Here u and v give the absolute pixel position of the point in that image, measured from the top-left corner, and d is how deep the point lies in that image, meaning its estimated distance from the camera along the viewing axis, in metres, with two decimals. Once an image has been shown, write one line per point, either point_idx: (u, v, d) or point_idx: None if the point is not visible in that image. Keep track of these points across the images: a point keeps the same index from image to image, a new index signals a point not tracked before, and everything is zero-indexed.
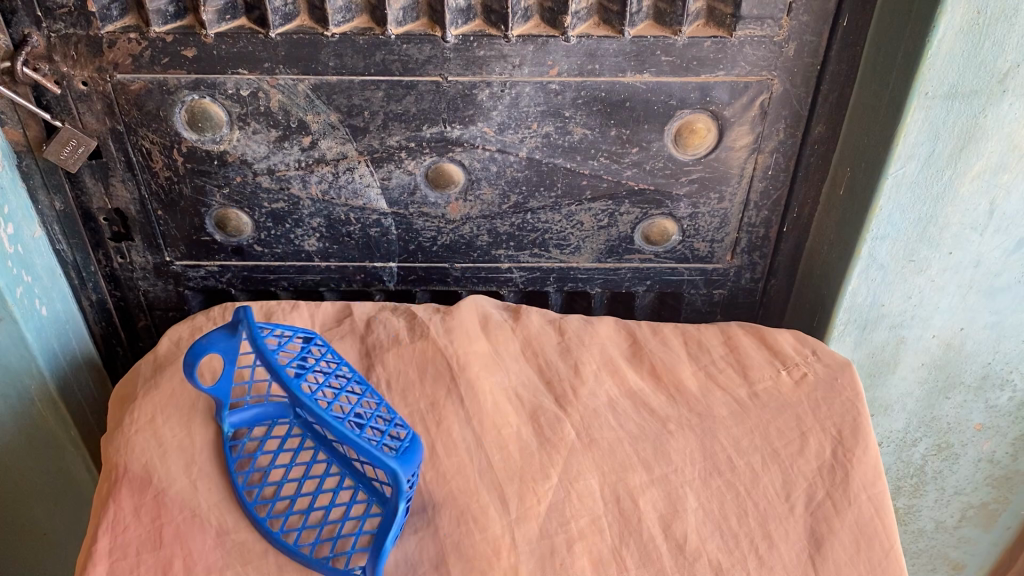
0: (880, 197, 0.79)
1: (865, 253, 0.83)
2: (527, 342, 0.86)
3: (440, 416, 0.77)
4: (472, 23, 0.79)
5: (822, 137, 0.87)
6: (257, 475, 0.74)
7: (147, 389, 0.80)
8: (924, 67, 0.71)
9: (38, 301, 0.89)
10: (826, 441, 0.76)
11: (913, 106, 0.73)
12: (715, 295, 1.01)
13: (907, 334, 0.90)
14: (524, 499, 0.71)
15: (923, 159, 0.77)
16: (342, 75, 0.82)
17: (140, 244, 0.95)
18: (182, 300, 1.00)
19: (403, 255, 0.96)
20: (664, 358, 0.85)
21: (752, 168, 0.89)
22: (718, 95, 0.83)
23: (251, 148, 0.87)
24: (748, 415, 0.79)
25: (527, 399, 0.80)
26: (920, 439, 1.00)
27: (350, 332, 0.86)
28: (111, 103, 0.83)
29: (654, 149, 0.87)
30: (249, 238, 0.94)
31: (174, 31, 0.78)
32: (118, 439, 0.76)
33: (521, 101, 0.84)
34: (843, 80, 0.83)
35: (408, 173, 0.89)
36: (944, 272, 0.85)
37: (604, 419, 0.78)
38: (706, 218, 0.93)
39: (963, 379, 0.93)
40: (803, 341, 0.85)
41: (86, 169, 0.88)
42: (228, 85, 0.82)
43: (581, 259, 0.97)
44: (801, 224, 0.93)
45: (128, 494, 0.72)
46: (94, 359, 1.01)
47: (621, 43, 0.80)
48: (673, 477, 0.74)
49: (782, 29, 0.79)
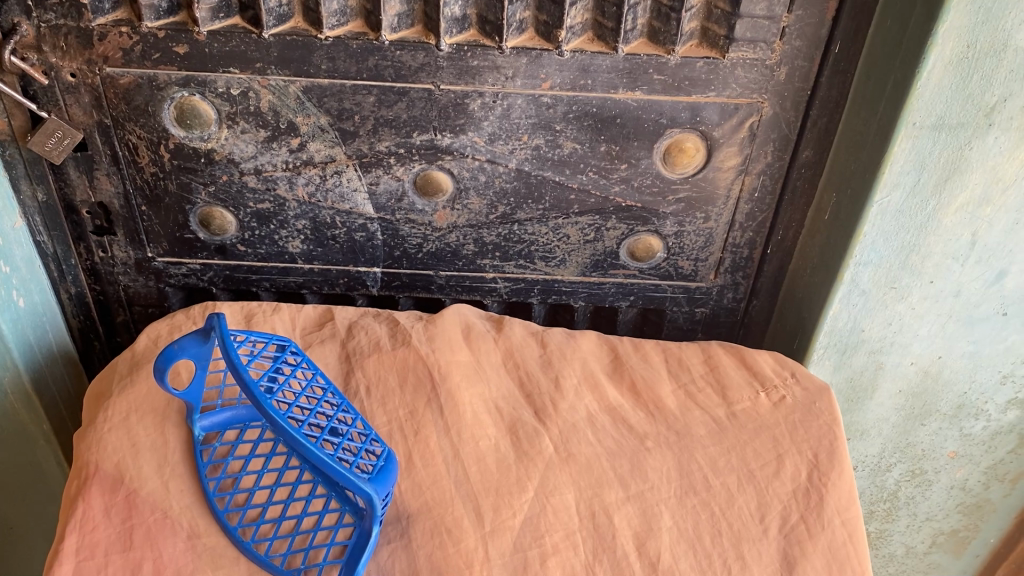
0: (865, 224, 0.80)
1: (848, 278, 0.84)
2: (508, 353, 0.86)
3: (419, 426, 0.77)
4: (467, 33, 0.80)
5: (810, 161, 0.87)
6: (228, 481, 0.73)
7: (123, 386, 0.79)
8: (913, 97, 0.72)
9: (16, 293, 0.89)
10: (801, 464, 0.76)
11: (900, 135, 0.74)
12: (697, 313, 1.01)
13: (885, 360, 0.90)
14: (499, 512, 0.71)
15: (908, 189, 0.78)
16: (334, 79, 0.81)
17: (122, 239, 0.94)
18: (162, 297, 0.99)
19: (387, 261, 0.96)
20: (644, 374, 0.85)
21: (739, 189, 0.90)
22: (709, 115, 0.84)
23: (239, 147, 0.86)
24: (725, 435, 0.79)
25: (507, 412, 0.80)
26: (894, 465, 1.01)
27: (331, 336, 0.86)
28: (99, 96, 0.82)
29: (643, 166, 0.87)
30: (233, 237, 0.93)
31: (167, 26, 0.78)
32: (90, 437, 0.75)
33: (513, 113, 0.84)
34: (833, 105, 0.83)
35: (396, 179, 0.89)
36: (924, 301, 0.85)
37: (583, 434, 0.78)
38: (691, 236, 0.93)
39: (939, 408, 0.94)
40: (782, 363, 0.86)
41: (71, 161, 0.87)
42: (219, 83, 0.81)
43: (565, 271, 0.97)
44: (784, 247, 0.94)
45: (99, 493, 0.71)
46: (70, 352, 1.00)
47: (615, 60, 0.80)
48: (649, 495, 0.74)
49: (775, 53, 0.80)
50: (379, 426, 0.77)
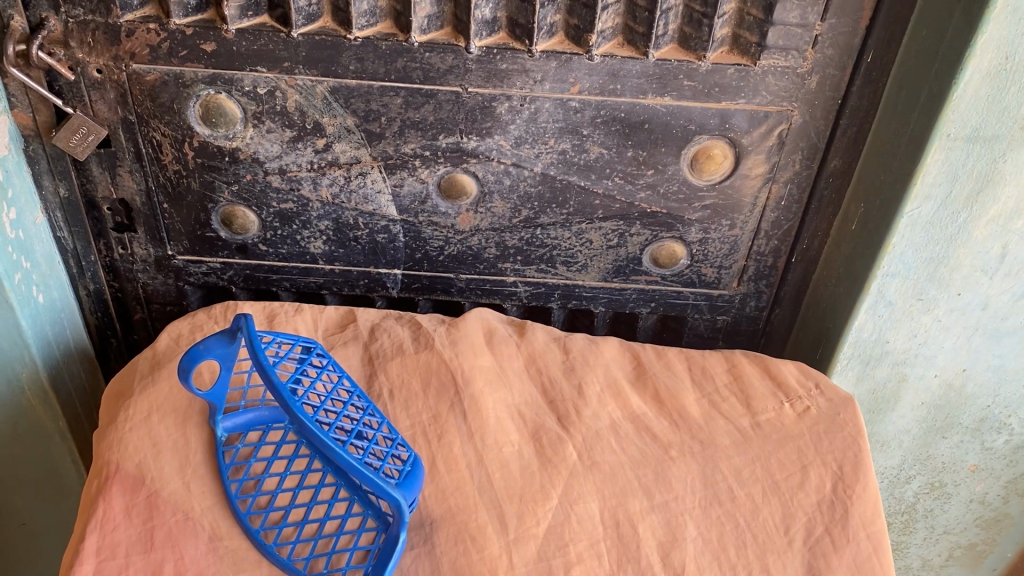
0: (894, 235, 0.79)
1: (875, 289, 0.83)
2: (531, 359, 0.85)
3: (442, 430, 0.77)
4: (496, 35, 0.79)
5: (838, 170, 0.86)
6: (250, 483, 0.72)
7: (144, 385, 0.79)
8: (948, 108, 0.71)
9: (36, 289, 0.88)
10: (826, 476, 0.75)
11: (934, 146, 0.73)
12: (718, 321, 1.00)
13: (909, 372, 0.90)
14: (523, 519, 0.71)
15: (940, 201, 0.77)
16: (362, 80, 0.81)
17: (143, 236, 0.93)
18: (181, 295, 0.99)
19: (408, 263, 0.95)
20: (667, 383, 0.84)
21: (765, 198, 0.89)
22: (738, 122, 0.83)
23: (264, 147, 0.85)
24: (750, 446, 0.78)
25: (530, 418, 0.79)
26: (914, 477, 1.00)
27: (353, 338, 0.85)
28: (124, 93, 0.81)
29: (669, 172, 0.87)
30: (255, 237, 0.93)
31: (195, 24, 0.77)
32: (111, 436, 0.75)
33: (540, 117, 0.83)
34: (863, 115, 0.82)
35: (420, 182, 0.88)
36: (951, 313, 0.85)
37: (607, 442, 0.78)
38: (716, 243, 0.93)
39: (961, 421, 0.94)
40: (806, 373, 0.85)
41: (94, 157, 0.86)
42: (246, 82, 0.81)
43: (587, 277, 0.96)
44: (809, 256, 0.93)
45: (119, 493, 0.70)
46: (87, 349, 1.00)
47: (645, 65, 0.80)
48: (673, 505, 0.73)
49: (807, 62, 0.79)
50: (403, 429, 0.77)
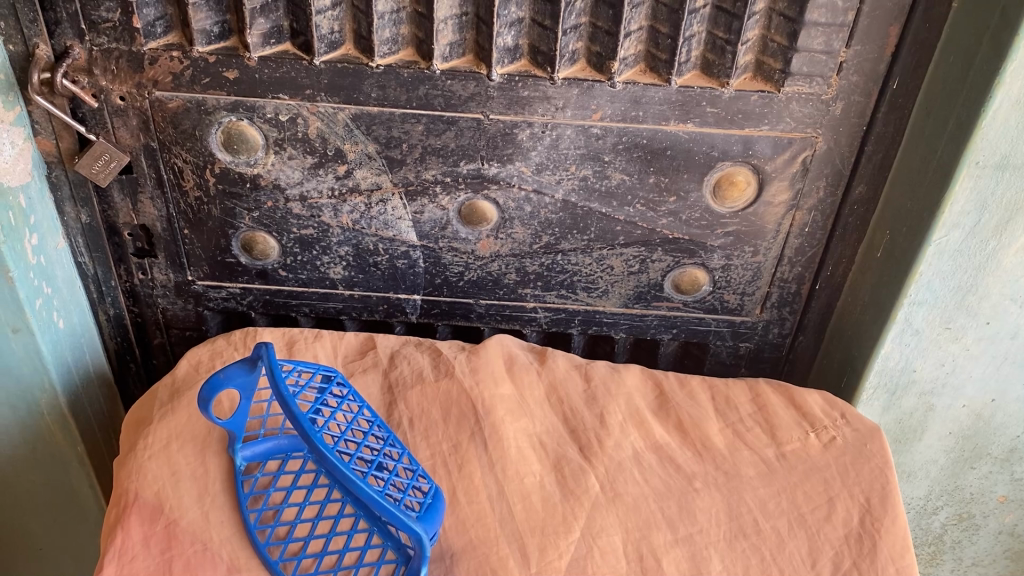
0: (921, 263, 0.78)
1: (901, 318, 0.82)
2: (552, 387, 0.84)
3: (463, 461, 0.76)
4: (518, 63, 0.79)
5: (863, 197, 0.85)
6: (270, 513, 0.71)
7: (164, 413, 0.78)
8: (977, 135, 0.70)
9: (56, 314, 0.89)
10: (853, 508, 0.74)
11: (962, 174, 0.72)
12: (741, 348, 0.99)
13: (936, 401, 0.88)
14: (545, 552, 0.69)
15: (968, 229, 0.76)
16: (383, 107, 0.81)
17: (163, 262, 0.93)
18: (200, 321, 0.98)
19: (428, 288, 0.95)
20: (691, 412, 0.83)
21: (789, 224, 0.88)
22: (761, 149, 0.82)
23: (286, 173, 0.85)
24: (775, 477, 0.77)
25: (552, 448, 0.78)
26: (941, 508, 0.98)
27: (373, 366, 0.85)
28: (147, 120, 0.82)
29: (691, 199, 0.86)
30: (275, 262, 0.93)
31: (217, 51, 0.77)
32: (130, 464, 0.74)
33: (561, 143, 0.83)
34: (889, 141, 0.81)
35: (441, 208, 0.88)
36: (980, 342, 0.83)
37: (629, 473, 0.76)
38: (739, 270, 0.92)
39: (990, 451, 0.92)
40: (832, 403, 0.83)
41: (116, 184, 0.87)
42: (267, 109, 0.81)
43: (608, 303, 0.96)
44: (833, 283, 0.92)
45: (138, 522, 0.70)
46: (106, 374, 1.00)
47: (667, 91, 0.79)
48: (698, 538, 0.72)
49: (831, 88, 0.78)
50: (423, 459, 0.76)
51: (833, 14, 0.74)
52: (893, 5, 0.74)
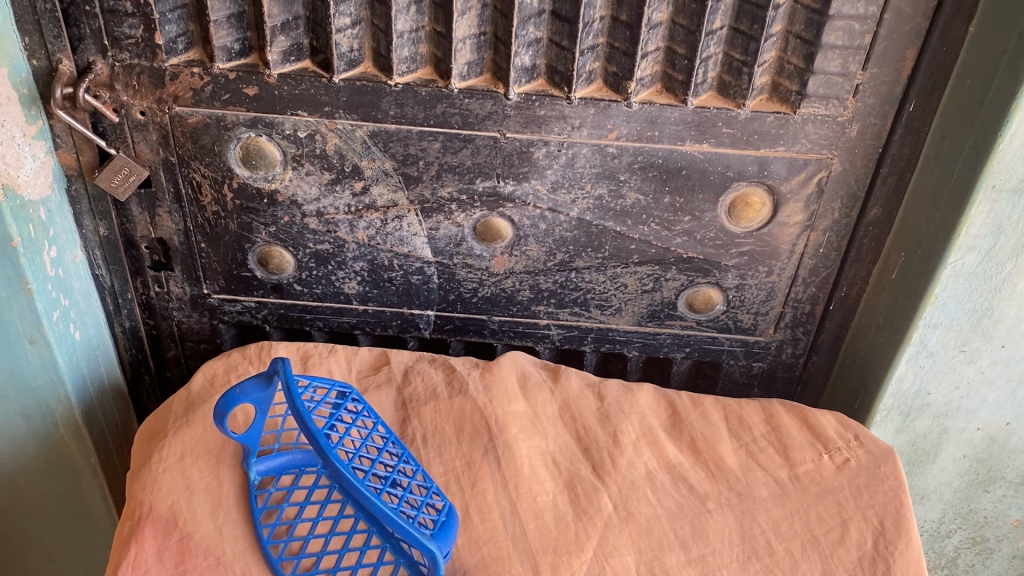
0: (936, 286, 0.78)
1: (916, 340, 0.82)
2: (565, 405, 0.84)
3: (475, 478, 0.76)
4: (535, 82, 0.79)
5: (878, 219, 0.85)
6: (283, 528, 0.71)
7: (179, 426, 0.79)
8: (994, 159, 0.71)
9: (73, 326, 0.89)
10: (867, 531, 0.73)
11: (979, 197, 0.73)
12: (754, 367, 0.99)
13: (950, 424, 0.88)
14: (557, 571, 0.69)
15: (984, 252, 0.76)
16: (401, 125, 0.81)
17: (179, 275, 0.94)
18: (215, 334, 0.99)
19: (441, 304, 0.95)
20: (704, 432, 0.83)
21: (804, 245, 0.88)
22: (777, 169, 0.82)
23: (303, 189, 0.86)
24: (788, 498, 0.77)
25: (565, 466, 0.78)
26: (954, 531, 0.98)
27: (387, 382, 0.85)
28: (167, 134, 0.82)
29: (706, 219, 0.86)
30: (290, 277, 0.93)
31: (238, 68, 0.78)
32: (145, 477, 0.75)
33: (577, 162, 0.83)
34: (904, 163, 0.82)
35: (456, 225, 0.88)
36: (995, 365, 0.83)
37: (642, 493, 0.76)
38: (753, 290, 0.92)
39: (1004, 474, 0.91)
40: (846, 425, 0.83)
41: (134, 198, 0.87)
42: (286, 125, 0.82)
43: (621, 321, 0.96)
44: (847, 304, 0.92)
45: (152, 535, 0.70)
46: (120, 386, 1.00)
47: (684, 112, 0.79)
48: (710, 559, 0.72)
49: (847, 110, 0.79)
50: (436, 476, 0.76)
51: (849, 37, 0.74)
52: (910, 28, 0.74)
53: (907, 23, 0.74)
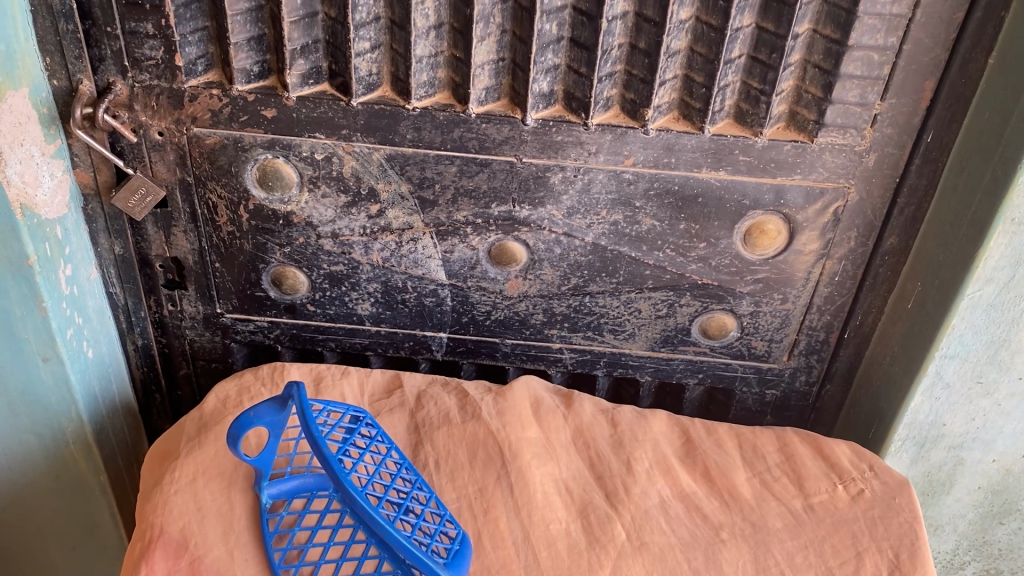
0: (954, 317, 0.77)
1: (932, 371, 0.81)
2: (578, 432, 0.84)
3: (488, 505, 0.75)
4: (553, 108, 0.79)
5: (895, 248, 0.85)
6: (294, 552, 0.71)
7: (191, 448, 0.78)
8: (1013, 192, 0.70)
9: (86, 343, 0.89)
10: (882, 564, 0.73)
11: (997, 230, 0.72)
12: (767, 395, 0.99)
13: (966, 456, 0.87)
14: None
15: (1002, 284, 0.76)
16: (418, 148, 0.81)
17: (193, 294, 0.94)
18: (227, 353, 0.99)
19: (454, 326, 0.95)
20: (718, 460, 0.83)
21: (819, 273, 0.88)
22: (793, 198, 0.82)
23: (319, 211, 0.86)
24: (803, 529, 0.76)
25: (578, 494, 0.78)
26: (968, 562, 0.97)
27: (400, 405, 0.85)
28: (184, 155, 0.83)
29: (722, 246, 0.86)
30: (304, 297, 0.93)
31: (257, 90, 0.78)
32: (156, 498, 0.74)
33: (593, 188, 0.83)
34: (922, 194, 0.81)
35: (471, 249, 0.88)
36: (1012, 397, 0.82)
37: (656, 522, 0.76)
38: (767, 316, 0.91)
39: (1019, 507, 0.91)
40: (860, 455, 0.82)
41: (150, 217, 0.87)
42: (303, 148, 0.82)
43: (634, 345, 0.95)
44: (862, 332, 0.91)
45: (162, 558, 0.70)
46: (131, 404, 1.00)
47: (701, 139, 0.79)
48: None
49: (865, 140, 0.79)
50: (448, 502, 0.76)
51: (869, 67, 0.74)
52: (928, 60, 0.74)
53: (926, 54, 0.74)
